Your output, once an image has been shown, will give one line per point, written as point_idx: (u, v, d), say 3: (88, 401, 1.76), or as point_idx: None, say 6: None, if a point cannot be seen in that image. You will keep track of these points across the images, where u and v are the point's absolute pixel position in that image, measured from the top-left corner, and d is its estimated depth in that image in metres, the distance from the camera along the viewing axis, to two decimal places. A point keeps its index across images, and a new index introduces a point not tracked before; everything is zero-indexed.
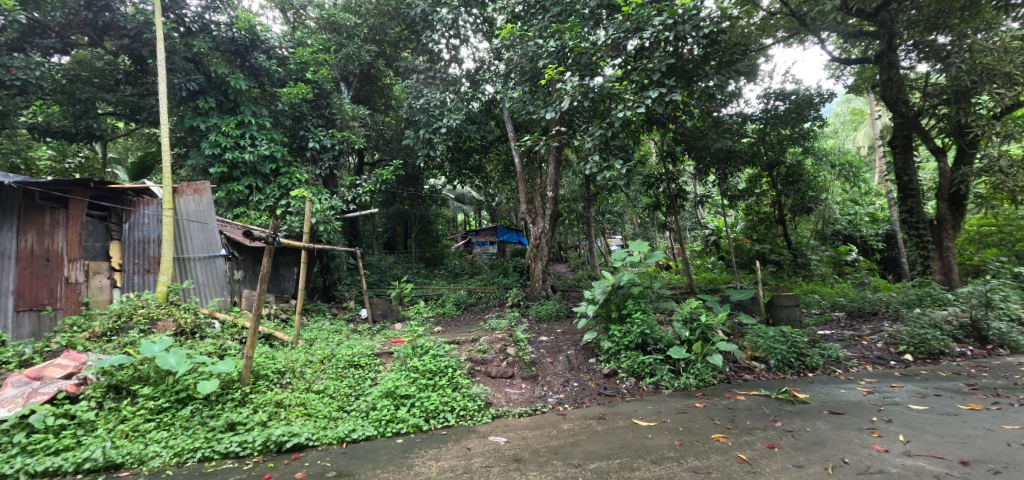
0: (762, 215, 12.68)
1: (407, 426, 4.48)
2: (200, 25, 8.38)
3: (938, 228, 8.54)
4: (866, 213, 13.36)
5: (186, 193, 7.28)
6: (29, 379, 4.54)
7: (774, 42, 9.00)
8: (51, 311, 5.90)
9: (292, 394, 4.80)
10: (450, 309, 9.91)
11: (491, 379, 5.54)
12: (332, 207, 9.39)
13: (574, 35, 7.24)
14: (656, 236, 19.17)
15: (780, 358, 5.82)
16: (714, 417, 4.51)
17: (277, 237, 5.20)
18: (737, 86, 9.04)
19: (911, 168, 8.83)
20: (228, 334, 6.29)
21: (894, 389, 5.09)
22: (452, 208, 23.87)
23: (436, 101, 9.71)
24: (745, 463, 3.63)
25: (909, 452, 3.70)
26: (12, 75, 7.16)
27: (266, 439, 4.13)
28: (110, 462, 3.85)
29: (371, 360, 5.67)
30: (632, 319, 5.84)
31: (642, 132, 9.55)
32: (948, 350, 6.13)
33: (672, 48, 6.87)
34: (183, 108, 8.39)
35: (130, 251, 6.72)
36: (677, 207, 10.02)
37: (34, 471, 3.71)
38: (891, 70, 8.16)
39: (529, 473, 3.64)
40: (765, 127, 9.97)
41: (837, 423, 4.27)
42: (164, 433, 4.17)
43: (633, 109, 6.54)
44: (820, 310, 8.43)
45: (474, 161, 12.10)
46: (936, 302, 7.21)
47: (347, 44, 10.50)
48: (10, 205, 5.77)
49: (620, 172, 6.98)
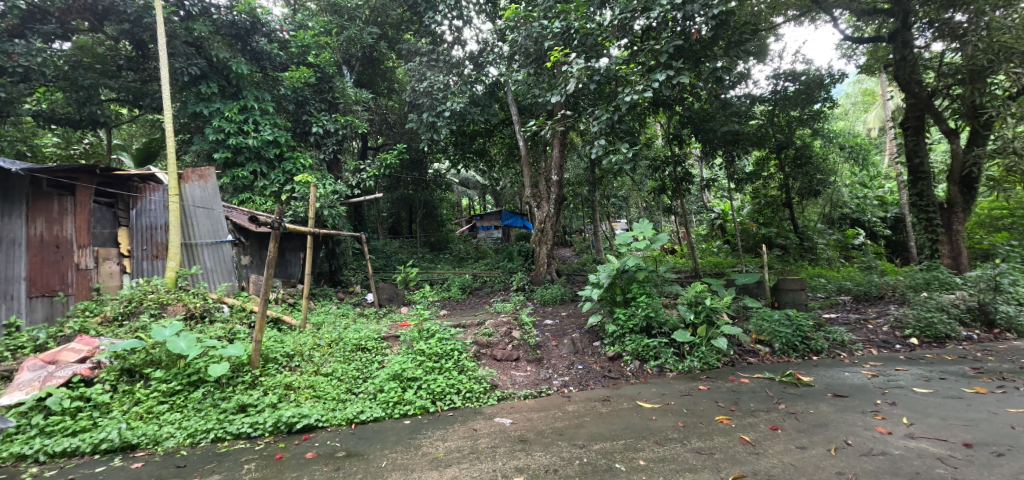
0: (770, 199, 12.38)
1: (413, 407, 4.55)
2: (199, 8, 8.30)
3: (948, 213, 8.48)
4: (875, 197, 13.26)
5: (191, 179, 7.32)
6: (44, 363, 4.66)
7: (785, 20, 8.76)
8: (64, 297, 5.96)
9: (301, 377, 4.89)
10: (456, 293, 9.98)
11: (497, 362, 5.61)
12: (337, 192, 9.39)
13: (579, 15, 7.16)
14: (662, 219, 19.15)
15: (786, 341, 5.81)
16: (718, 400, 4.54)
17: (282, 222, 5.16)
18: (746, 67, 8.89)
19: (922, 149, 8.64)
20: (236, 317, 6.39)
21: (898, 372, 5.09)
22: (456, 193, 23.93)
23: (439, 84, 9.64)
24: (749, 444, 3.66)
25: (912, 435, 3.72)
26: (13, 61, 7.13)
27: (276, 420, 4.20)
28: (126, 442, 3.93)
29: (377, 344, 5.75)
30: (637, 302, 5.89)
31: (647, 115, 9.45)
32: (955, 334, 6.11)
33: (679, 28, 6.69)
34: (186, 93, 8.37)
35: (137, 238, 6.79)
36: (682, 190, 9.99)
37: (53, 451, 3.79)
38: (905, 49, 8.04)
39: (534, 454, 3.69)
40: (774, 109, 9.81)
41: (840, 406, 4.29)
42: (177, 414, 4.25)
43: (640, 92, 6.44)
44: (826, 295, 8.33)
45: (478, 145, 12.18)
46: (943, 286, 7.18)
47: (349, 25, 10.32)
48: (17, 192, 5.73)
49: (626, 156, 6.96)
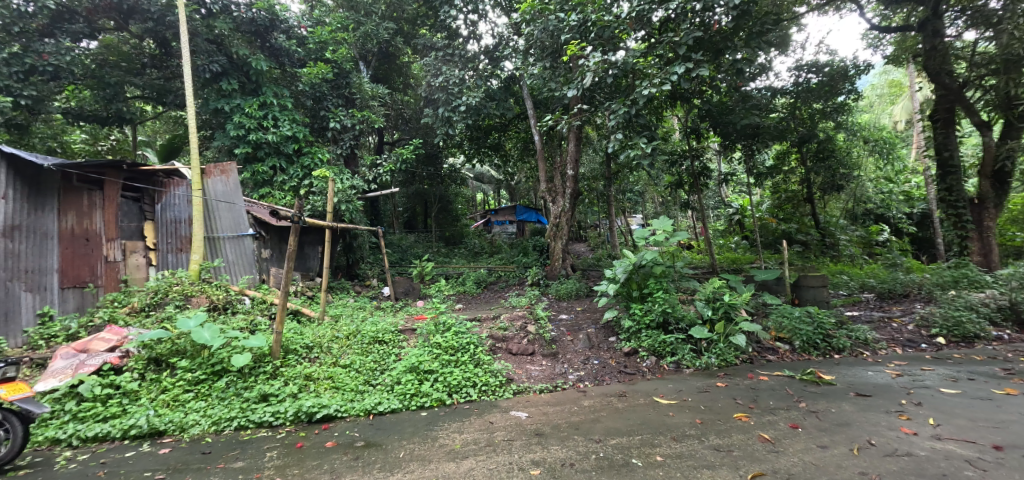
0: (790, 194, 12.27)
1: (430, 399, 4.60)
2: (221, 6, 8.44)
3: (979, 208, 8.31)
4: (900, 192, 12.92)
5: (214, 175, 7.44)
6: (76, 351, 4.83)
7: (808, 10, 8.56)
8: (94, 289, 6.13)
9: (320, 368, 4.98)
10: (471, 287, 10.05)
11: (512, 356, 5.62)
12: (354, 187, 9.49)
13: (596, 8, 7.07)
14: (678, 215, 18.96)
15: (806, 339, 5.72)
16: (737, 397, 4.50)
17: (301, 216, 5.24)
18: (766, 58, 8.72)
19: (952, 142, 8.35)
20: (258, 309, 6.53)
21: (924, 372, 4.98)
22: (471, 188, 24.00)
23: (455, 79, 9.64)
24: (768, 442, 3.62)
25: (938, 436, 3.64)
26: (45, 60, 7.37)
27: (297, 410, 4.29)
28: (154, 429, 4.05)
29: (394, 336, 5.82)
30: (654, 298, 5.86)
31: (665, 109, 9.34)
32: (985, 334, 5.93)
33: (698, 20, 6.62)
34: (208, 90, 8.54)
35: (162, 231, 7.01)
36: (700, 185, 9.86)
37: (85, 436, 3.92)
38: (936, 38, 7.78)
39: (550, 447, 3.70)
40: (796, 101, 9.58)
41: (864, 405, 4.22)
42: (202, 403, 4.37)
43: (658, 85, 6.35)
44: (849, 292, 8.19)
45: (493, 139, 12.17)
46: (972, 284, 6.99)
47: (366, 21, 10.40)
48: (50, 187, 5.83)
49: (644, 151, 6.89)
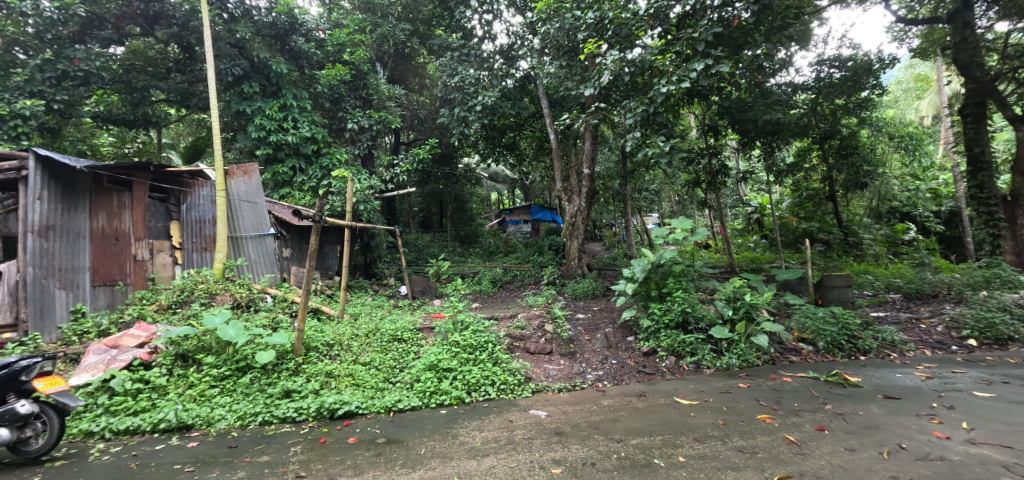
0: (811, 192, 12.03)
1: (449, 397, 4.63)
2: (242, 10, 8.60)
3: (1012, 206, 8.02)
4: (927, 190, 12.58)
5: (236, 175, 7.61)
6: (107, 347, 5.00)
7: (830, 3, 8.37)
8: (124, 286, 6.32)
9: (341, 366, 5.05)
10: (487, 287, 10.07)
11: (530, 354, 5.63)
12: (372, 187, 9.58)
13: (614, 5, 7.01)
14: (695, 214, 18.73)
15: (830, 340, 5.60)
16: (759, 398, 4.43)
17: (322, 216, 5.31)
18: (787, 54, 8.55)
19: (983, 138, 8.09)
20: (279, 307, 6.64)
21: (956, 375, 4.84)
22: (485, 188, 24.03)
23: (470, 79, 9.67)
24: (794, 445, 3.56)
25: (973, 440, 3.53)
26: (75, 66, 7.59)
27: (320, 406, 4.36)
28: (182, 423, 4.14)
29: (413, 335, 5.87)
30: (673, 297, 5.80)
31: (682, 106, 9.25)
32: (1020, 336, 5.72)
33: (717, 16, 6.54)
34: (230, 93, 8.71)
35: (187, 231, 7.24)
36: (718, 183, 9.73)
37: (117, 429, 4.03)
38: (966, 30, 7.56)
39: (571, 446, 3.69)
40: (817, 97, 9.35)
41: (892, 408, 4.12)
42: (227, 398, 4.46)
43: (676, 82, 6.26)
44: (874, 292, 8.00)
45: (509, 139, 12.17)
46: (1005, 285, 6.77)
47: (382, 23, 10.49)
48: (82, 188, 6.00)
49: (661, 149, 6.81)
